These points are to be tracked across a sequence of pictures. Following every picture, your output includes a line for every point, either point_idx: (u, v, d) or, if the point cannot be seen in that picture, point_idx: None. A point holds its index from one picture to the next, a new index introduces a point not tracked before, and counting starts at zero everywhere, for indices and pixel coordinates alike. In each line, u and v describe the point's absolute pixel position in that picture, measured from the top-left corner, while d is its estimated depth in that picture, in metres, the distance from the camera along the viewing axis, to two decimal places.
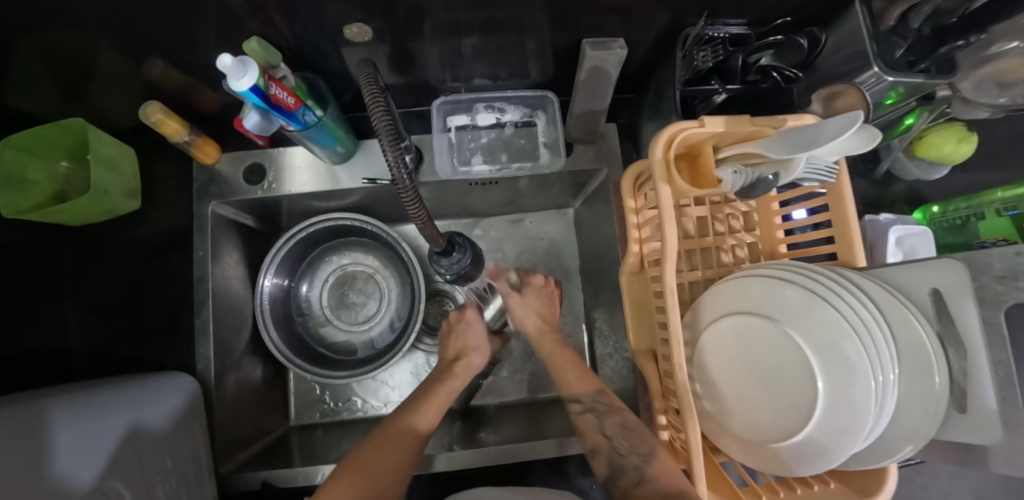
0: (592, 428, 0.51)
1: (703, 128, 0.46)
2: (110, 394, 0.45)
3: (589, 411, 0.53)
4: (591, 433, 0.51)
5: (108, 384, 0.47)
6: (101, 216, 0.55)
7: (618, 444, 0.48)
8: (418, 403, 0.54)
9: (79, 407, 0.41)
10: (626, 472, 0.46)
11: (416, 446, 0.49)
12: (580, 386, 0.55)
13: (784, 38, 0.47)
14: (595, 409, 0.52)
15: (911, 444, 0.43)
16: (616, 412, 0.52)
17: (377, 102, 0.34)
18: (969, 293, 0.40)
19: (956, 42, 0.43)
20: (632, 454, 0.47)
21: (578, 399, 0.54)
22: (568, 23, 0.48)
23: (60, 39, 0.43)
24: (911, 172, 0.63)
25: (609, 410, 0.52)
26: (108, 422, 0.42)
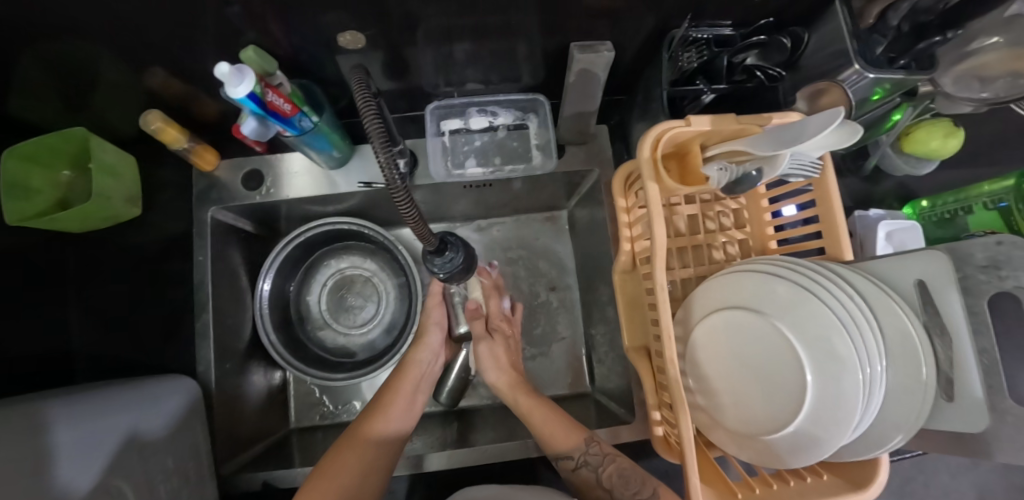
0: (591, 484, 0.49)
1: (690, 127, 0.47)
2: (106, 399, 0.46)
3: (582, 466, 0.49)
4: (590, 487, 0.49)
5: (96, 389, 0.48)
6: (103, 223, 0.57)
7: (619, 494, 0.47)
8: (384, 405, 0.54)
9: (74, 414, 0.42)
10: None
11: (383, 450, 0.50)
12: (566, 443, 0.51)
13: (767, 37, 0.49)
14: (589, 462, 0.49)
15: (901, 434, 0.43)
16: (609, 459, 0.49)
17: (367, 103, 0.34)
18: (953, 283, 0.41)
19: (933, 38, 0.44)
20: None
21: (568, 457, 0.50)
22: (555, 27, 0.49)
23: (63, 50, 0.45)
24: (899, 167, 0.64)
25: (603, 460, 0.49)
26: (103, 427, 0.43)
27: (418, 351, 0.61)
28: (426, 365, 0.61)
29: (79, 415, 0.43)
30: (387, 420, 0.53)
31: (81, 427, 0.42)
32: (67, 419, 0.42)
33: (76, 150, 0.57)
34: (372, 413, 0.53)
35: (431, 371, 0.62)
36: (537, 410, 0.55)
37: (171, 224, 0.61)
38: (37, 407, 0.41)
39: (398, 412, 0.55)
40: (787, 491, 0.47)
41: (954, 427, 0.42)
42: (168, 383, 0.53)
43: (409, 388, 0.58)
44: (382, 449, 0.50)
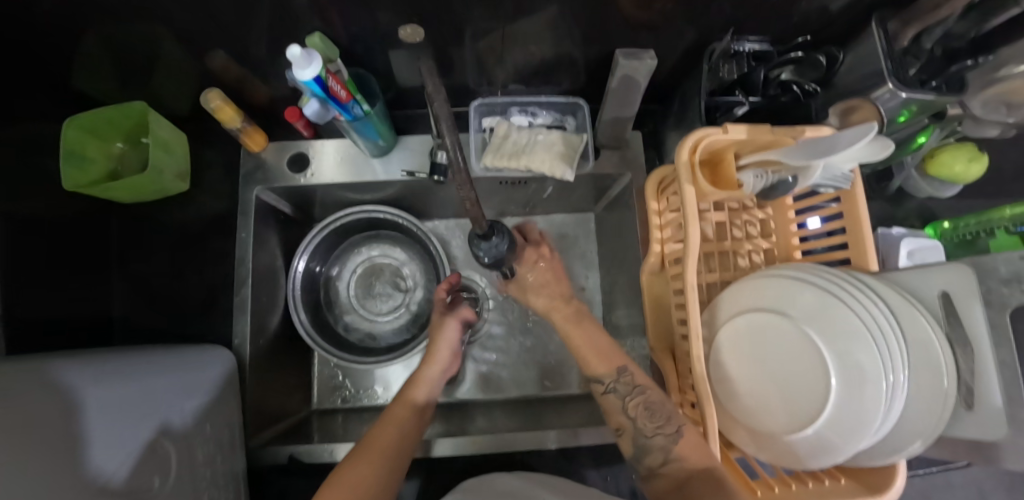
0: (616, 409, 0.51)
1: (727, 135, 0.49)
2: (124, 365, 0.46)
3: (612, 392, 0.51)
4: (614, 413, 0.51)
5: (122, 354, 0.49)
6: (152, 195, 0.58)
7: (642, 424, 0.49)
8: (393, 413, 0.50)
9: (85, 377, 0.41)
10: (652, 452, 0.47)
11: (395, 467, 0.45)
12: (601, 367, 0.52)
13: (804, 53, 0.52)
14: (617, 390, 0.51)
15: (920, 440, 0.45)
16: (639, 391, 0.50)
17: (436, 87, 0.35)
18: (977, 295, 0.43)
19: (965, 62, 0.48)
20: (658, 435, 0.47)
21: (600, 380, 0.52)
22: (602, 33, 0.51)
23: (138, 29, 0.47)
24: (922, 189, 0.65)
25: (632, 390, 0.50)
26: (123, 387, 0.42)
27: (426, 367, 0.56)
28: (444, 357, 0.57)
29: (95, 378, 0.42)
30: (400, 431, 0.49)
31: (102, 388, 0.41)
32: (76, 382, 0.40)
33: (132, 125, 0.59)
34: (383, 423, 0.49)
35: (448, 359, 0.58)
36: (575, 330, 0.53)
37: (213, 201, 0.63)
38: (44, 374, 0.40)
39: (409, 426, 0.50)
40: (802, 491, 0.48)
41: (972, 435, 0.43)
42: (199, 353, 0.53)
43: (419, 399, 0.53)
44: (393, 459, 0.46)
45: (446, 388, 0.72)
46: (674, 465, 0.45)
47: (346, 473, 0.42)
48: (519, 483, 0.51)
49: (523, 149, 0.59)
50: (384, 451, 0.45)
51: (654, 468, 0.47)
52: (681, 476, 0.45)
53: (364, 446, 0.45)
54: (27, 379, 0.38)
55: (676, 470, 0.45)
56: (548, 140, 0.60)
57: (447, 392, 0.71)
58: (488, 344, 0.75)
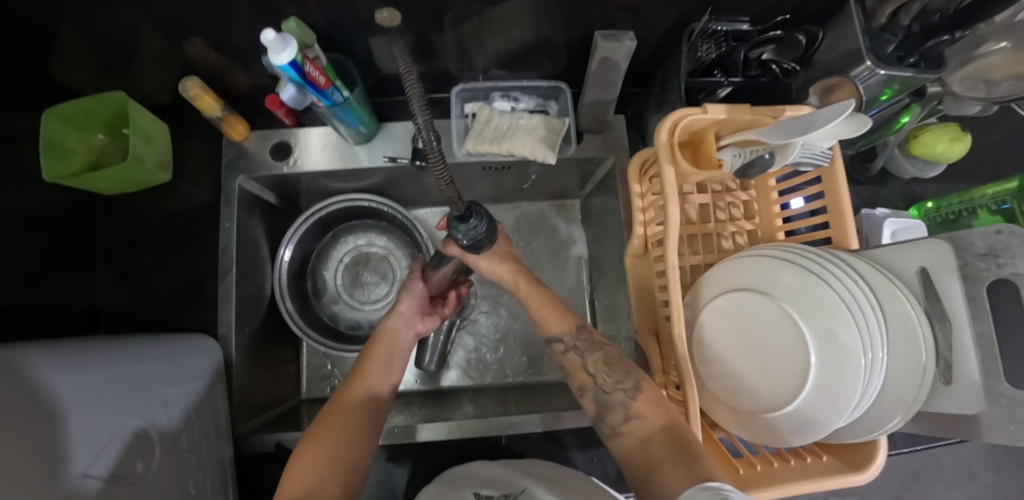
0: (577, 367, 0.49)
1: (706, 115, 0.49)
2: (98, 352, 0.43)
3: (572, 349, 0.49)
4: (576, 371, 0.49)
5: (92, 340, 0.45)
6: (134, 186, 0.58)
7: (602, 380, 0.47)
8: (365, 366, 0.51)
9: (72, 361, 0.39)
10: (613, 409, 0.45)
11: (367, 416, 0.46)
12: (560, 324, 0.51)
13: (783, 32, 0.52)
14: (577, 347, 0.50)
15: (900, 415, 0.44)
16: (597, 347, 0.49)
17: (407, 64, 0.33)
18: (953, 269, 0.43)
19: (941, 37, 0.46)
20: (618, 391, 0.45)
21: (559, 338, 0.50)
22: (582, 15, 0.51)
23: (114, 18, 0.46)
24: (906, 169, 0.65)
25: (591, 346, 0.49)
26: (97, 378, 0.40)
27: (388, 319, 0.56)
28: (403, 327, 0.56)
29: (85, 363, 0.40)
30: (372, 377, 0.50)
31: (89, 374, 0.39)
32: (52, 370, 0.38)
33: (112, 115, 0.58)
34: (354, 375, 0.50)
35: (409, 334, 0.57)
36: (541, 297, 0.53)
37: (197, 193, 0.62)
38: (36, 349, 0.37)
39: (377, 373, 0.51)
40: (784, 469, 0.48)
41: (950, 408, 0.43)
42: (174, 344, 0.51)
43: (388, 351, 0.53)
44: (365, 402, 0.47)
45: (436, 376, 0.72)
46: (635, 423, 0.43)
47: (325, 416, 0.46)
48: (506, 468, 0.50)
49: (505, 134, 0.59)
50: (346, 409, 0.46)
51: (616, 428, 0.45)
52: (643, 434, 0.42)
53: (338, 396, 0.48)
54: (28, 353, 0.36)
55: (637, 428, 0.43)
56: (530, 124, 0.59)
57: (437, 380, 0.72)
58: (477, 329, 0.75)
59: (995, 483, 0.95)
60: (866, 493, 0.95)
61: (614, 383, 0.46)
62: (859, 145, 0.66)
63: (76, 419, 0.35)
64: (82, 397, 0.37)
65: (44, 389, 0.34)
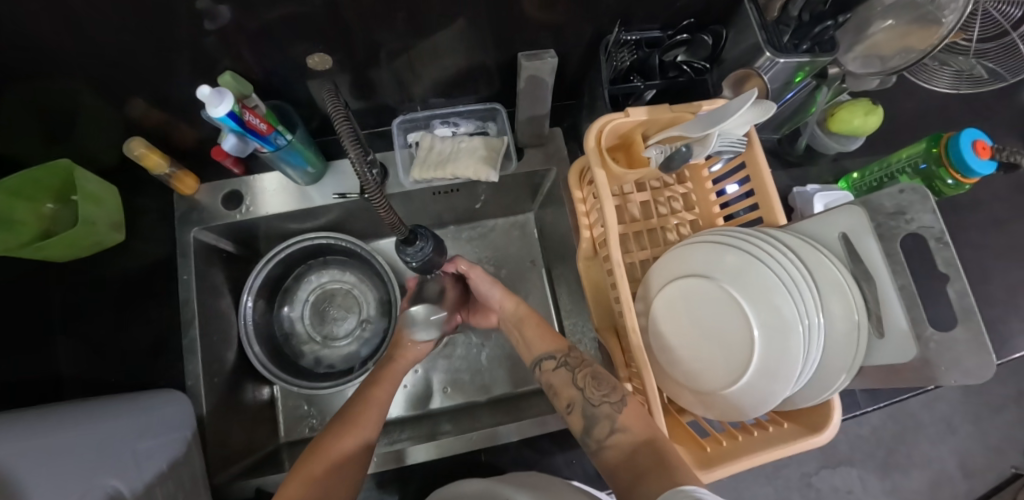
0: (566, 383, 0.51)
1: (628, 118, 0.52)
2: (60, 417, 0.43)
3: (562, 366, 0.52)
4: (564, 388, 0.51)
5: (58, 405, 0.45)
6: (88, 250, 0.58)
7: (591, 394, 0.49)
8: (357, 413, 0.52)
9: (33, 428, 0.39)
10: (599, 422, 0.47)
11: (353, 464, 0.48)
12: (550, 344, 0.55)
13: (689, 35, 0.56)
14: (568, 364, 0.52)
15: (845, 373, 0.47)
16: (586, 364, 0.52)
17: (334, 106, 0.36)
18: (869, 230, 0.46)
19: (826, 22, 0.52)
20: (605, 403, 0.47)
21: (550, 356, 0.53)
22: (504, 38, 0.55)
23: (54, 85, 0.48)
24: (829, 145, 0.69)
25: (580, 363, 0.52)
26: (62, 440, 0.40)
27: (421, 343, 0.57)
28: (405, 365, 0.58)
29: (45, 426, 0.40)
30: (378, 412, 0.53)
31: (50, 437, 0.39)
32: (13, 437, 0.38)
33: (59, 183, 0.59)
34: (366, 401, 0.53)
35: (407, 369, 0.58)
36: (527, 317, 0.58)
37: (154, 249, 0.62)
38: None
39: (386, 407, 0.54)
40: (749, 440, 0.50)
41: (888, 360, 0.46)
42: (145, 401, 0.52)
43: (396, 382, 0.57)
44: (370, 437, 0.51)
45: (414, 401, 0.72)
46: (618, 435, 0.45)
47: (320, 454, 0.47)
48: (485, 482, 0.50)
49: (449, 158, 0.62)
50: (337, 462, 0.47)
51: (602, 442, 0.46)
52: (629, 447, 0.44)
53: (346, 421, 0.50)
54: None
55: (622, 440, 0.44)
56: (471, 146, 0.62)
57: (417, 405, 0.72)
58: (449, 351, 0.75)
59: (969, 435, 0.99)
60: (854, 461, 0.98)
61: (599, 393, 0.48)
62: (784, 127, 0.70)
63: (46, 478, 0.36)
64: (49, 456, 0.37)
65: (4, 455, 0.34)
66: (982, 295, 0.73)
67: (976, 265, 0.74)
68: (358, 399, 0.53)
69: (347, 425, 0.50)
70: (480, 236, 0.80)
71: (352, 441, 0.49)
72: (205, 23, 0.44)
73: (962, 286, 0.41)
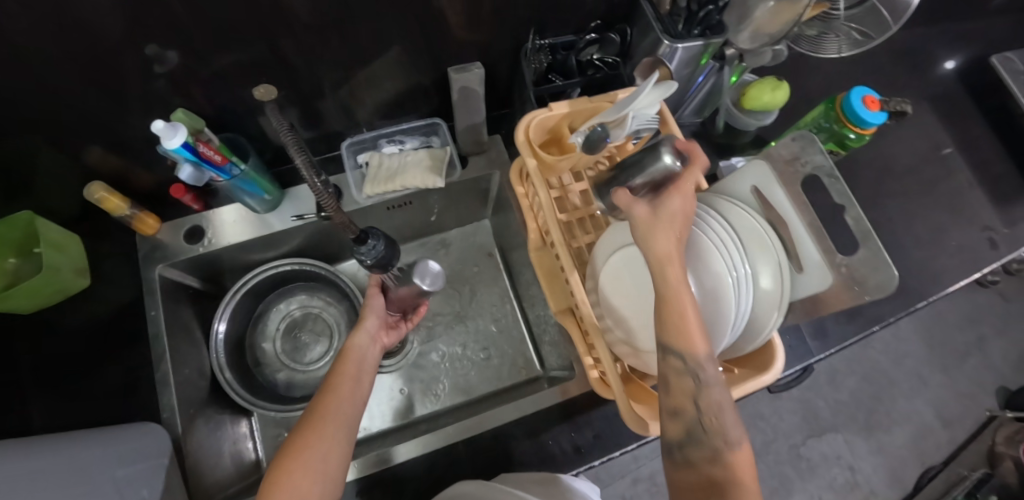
0: (688, 395, 0.41)
1: (552, 112, 0.58)
2: (32, 451, 0.43)
3: (699, 382, 0.41)
4: (681, 397, 0.42)
5: (29, 443, 0.46)
6: (53, 298, 0.60)
7: (715, 430, 0.41)
8: (314, 420, 0.50)
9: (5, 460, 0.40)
10: (698, 450, 0.42)
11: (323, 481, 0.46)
12: (705, 349, 0.41)
13: (596, 34, 0.64)
14: (705, 381, 0.41)
15: (777, 311, 0.50)
16: (721, 394, 0.42)
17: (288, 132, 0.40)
18: (774, 179, 0.52)
19: (707, 8, 0.60)
20: (718, 436, 0.41)
21: (699, 365, 0.40)
22: (433, 57, 0.61)
23: (11, 139, 0.51)
24: (747, 122, 0.76)
25: (719, 393, 0.42)
26: (33, 468, 0.41)
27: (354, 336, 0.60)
28: (367, 347, 0.60)
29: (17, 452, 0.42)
30: (341, 401, 0.52)
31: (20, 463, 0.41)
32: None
33: (21, 237, 0.61)
34: (325, 394, 0.53)
35: (373, 350, 0.61)
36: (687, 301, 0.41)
37: (119, 291, 0.64)
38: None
39: (349, 392, 0.54)
40: None
41: (808, 291, 0.51)
42: (121, 431, 0.52)
43: (355, 367, 0.57)
44: (340, 425, 0.51)
45: (395, 413, 0.72)
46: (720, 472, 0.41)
47: (287, 458, 0.47)
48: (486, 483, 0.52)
49: (396, 172, 0.65)
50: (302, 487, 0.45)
51: (692, 463, 0.42)
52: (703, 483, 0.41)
53: (306, 421, 0.50)
54: None
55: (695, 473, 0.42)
56: (417, 158, 0.67)
57: (398, 417, 0.72)
58: (424, 360, 0.76)
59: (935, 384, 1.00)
60: None
61: (719, 427, 0.41)
62: (704, 110, 0.78)
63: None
64: (21, 481, 0.38)
65: None
66: (906, 238, 0.79)
67: (898, 213, 0.81)
68: (317, 396, 0.52)
69: (309, 424, 0.50)
70: (442, 248, 0.83)
71: (321, 436, 0.49)
72: (155, 67, 0.48)
73: (856, 213, 0.47)
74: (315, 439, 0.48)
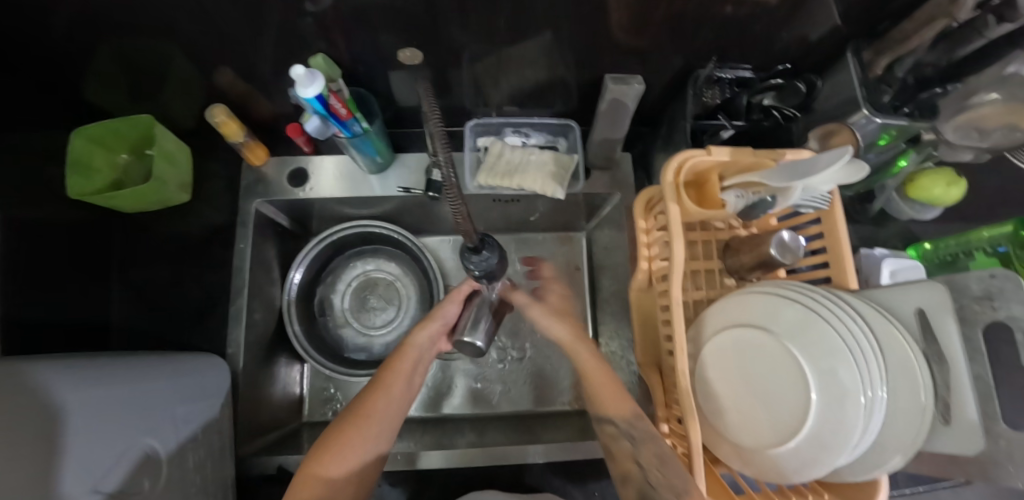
0: (627, 456, 0.49)
1: (711, 157, 0.50)
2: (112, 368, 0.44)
3: (625, 436, 0.50)
4: (624, 460, 0.50)
5: (114, 358, 0.47)
6: (154, 205, 0.60)
7: (650, 471, 0.46)
8: (353, 421, 0.48)
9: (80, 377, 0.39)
10: (649, 488, 0.46)
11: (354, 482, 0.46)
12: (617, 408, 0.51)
13: (784, 81, 0.55)
14: (630, 433, 0.49)
15: (899, 455, 0.45)
16: (652, 438, 0.47)
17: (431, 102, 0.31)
18: (950, 311, 0.44)
19: (934, 89, 0.53)
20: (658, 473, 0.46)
21: (612, 420, 0.51)
22: (592, 59, 0.54)
23: (154, 45, 0.50)
24: (904, 211, 0.67)
25: (647, 436, 0.48)
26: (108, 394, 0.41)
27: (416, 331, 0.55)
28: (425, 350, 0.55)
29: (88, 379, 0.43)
30: (388, 404, 0.50)
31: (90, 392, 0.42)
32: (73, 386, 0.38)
33: (139, 137, 0.61)
34: (374, 389, 0.50)
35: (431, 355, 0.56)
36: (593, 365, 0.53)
37: (214, 213, 0.64)
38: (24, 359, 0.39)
39: (400, 392, 0.51)
40: None
41: (948, 449, 0.44)
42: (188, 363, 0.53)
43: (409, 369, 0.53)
44: (381, 428, 0.49)
45: (434, 403, 0.72)
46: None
47: (327, 451, 0.46)
48: None
49: (516, 169, 0.62)
50: (324, 477, 0.44)
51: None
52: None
53: (351, 416, 0.48)
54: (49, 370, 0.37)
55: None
56: (541, 159, 0.62)
57: (440, 406, 0.72)
58: (480, 358, 0.74)
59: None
60: None
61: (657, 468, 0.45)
62: (859, 187, 0.68)
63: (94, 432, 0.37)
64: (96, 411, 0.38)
65: None
66: None
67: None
68: (364, 390, 0.50)
69: (353, 419, 0.48)
70: (530, 248, 0.79)
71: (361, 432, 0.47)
72: (307, 3, 0.43)
73: None
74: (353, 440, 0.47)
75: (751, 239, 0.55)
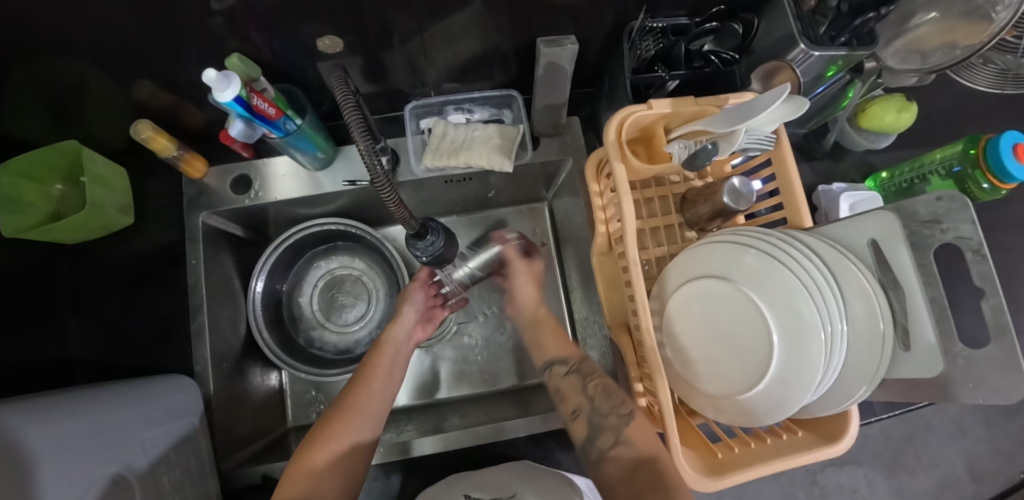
0: (575, 390, 0.55)
1: (652, 110, 0.49)
2: (74, 401, 0.43)
3: (573, 372, 0.57)
4: (573, 395, 0.55)
5: (76, 390, 0.46)
6: (96, 233, 0.58)
7: (598, 404, 0.52)
8: (343, 416, 0.50)
9: (41, 415, 0.39)
10: (604, 433, 0.50)
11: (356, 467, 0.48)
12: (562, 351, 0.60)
13: (718, 23, 0.53)
14: (579, 371, 0.57)
15: (865, 385, 0.45)
16: (596, 374, 0.56)
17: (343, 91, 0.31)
18: (901, 238, 0.44)
19: (866, 15, 0.49)
20: (612, 414, 0.51)
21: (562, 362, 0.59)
22: (522, 23, 0.52)
23: (59, 65, 0.47)
24: (858, 142, 0.67)
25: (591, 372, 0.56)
26: (72, 427, 0.40)
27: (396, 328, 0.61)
28: (404, 342, 0.61)
29: None
30: (372, 394, 0.53)
31: None
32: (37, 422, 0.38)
33: (69, 164, 0.58)
34: (355, 386, 0.53)
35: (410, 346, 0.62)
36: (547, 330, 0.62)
37: (163, 231, 0.63)
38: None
39: (379, 385, 0.54)
40: (761, 449, 0.50)
41: (912, 373, 0.44)
42: (157, 385, 0.52)
43: (392, 356, 0.58)
44: (367, 418, 0.51)
45: (417, 393, 0.72)
46: (622, 445, 0.48)
47: (319, 437, 0.48)
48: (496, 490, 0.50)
49: (462, 146, 0.61)
50: (310, 471, 0.46)
51: (604, 453, 0.49)
52: (631, 463, 0.47)
53: (340, 406, 0.51)
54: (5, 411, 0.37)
55: (624, 453, 0.47)
56: (485, 134, 0.61)
57: (423, 394, 0.72)
58: (457, 342, 0.74)
59: (1009, 432, 0.78)
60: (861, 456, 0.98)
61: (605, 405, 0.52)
62: (811, 123, 0.67)
63: (59, 466, 0.37)
64: (60, 446, 0.38)
65: (20, 441, 0.35)
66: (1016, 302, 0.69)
67: (1013, 267, 0.69)
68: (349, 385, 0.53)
69: (342, 411, 0.51)
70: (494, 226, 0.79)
71: (352, 425, 0.50)
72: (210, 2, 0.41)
73: (998, 302, 0.40)
74: (353, 426, 0.50)
75: (705, 190, 0.55)
